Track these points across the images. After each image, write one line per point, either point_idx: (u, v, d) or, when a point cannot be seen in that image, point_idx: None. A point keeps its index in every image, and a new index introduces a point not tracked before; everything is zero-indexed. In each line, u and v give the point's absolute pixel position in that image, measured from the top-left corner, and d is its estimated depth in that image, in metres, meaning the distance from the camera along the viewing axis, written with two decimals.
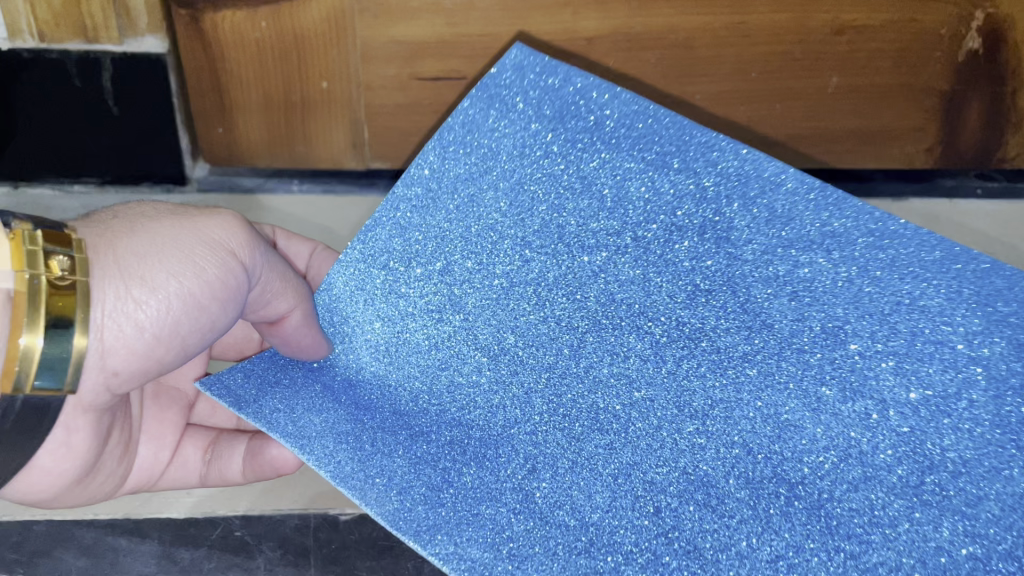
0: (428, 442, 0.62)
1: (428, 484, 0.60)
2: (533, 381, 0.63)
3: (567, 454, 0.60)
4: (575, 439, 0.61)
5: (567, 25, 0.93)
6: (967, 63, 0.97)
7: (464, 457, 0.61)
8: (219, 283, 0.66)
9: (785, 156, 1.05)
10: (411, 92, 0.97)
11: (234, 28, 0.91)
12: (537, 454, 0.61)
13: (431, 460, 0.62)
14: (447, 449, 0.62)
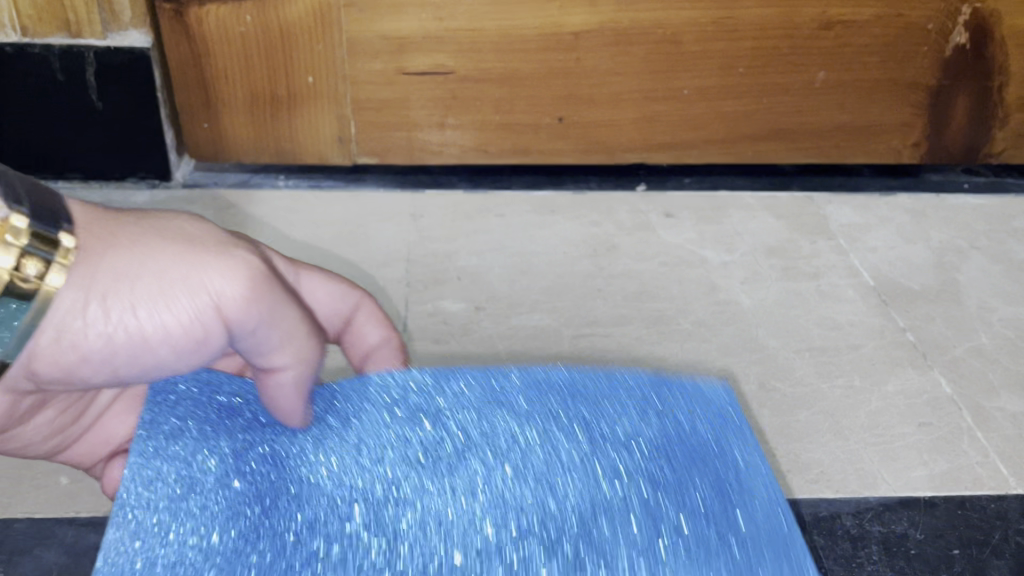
0: (195, 495, 0.42)
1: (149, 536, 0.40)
2: (355, 519, 0.41)
3: (338, 550, 0.40)
4: (369, 542, 0.40)
5: (554, 19, 0.93)
6: (955, 57, 0.98)
7: (227, 521, 0.41)
8: (192, 332, 0.44)
9: (775, 154, 1.05)
10: (399, 87, 0.97)
11: (219, 21, 0.91)
12: (313, 540, 0.40)
13: (182, 515, 0.41)
14: (227, 504, 0.42)
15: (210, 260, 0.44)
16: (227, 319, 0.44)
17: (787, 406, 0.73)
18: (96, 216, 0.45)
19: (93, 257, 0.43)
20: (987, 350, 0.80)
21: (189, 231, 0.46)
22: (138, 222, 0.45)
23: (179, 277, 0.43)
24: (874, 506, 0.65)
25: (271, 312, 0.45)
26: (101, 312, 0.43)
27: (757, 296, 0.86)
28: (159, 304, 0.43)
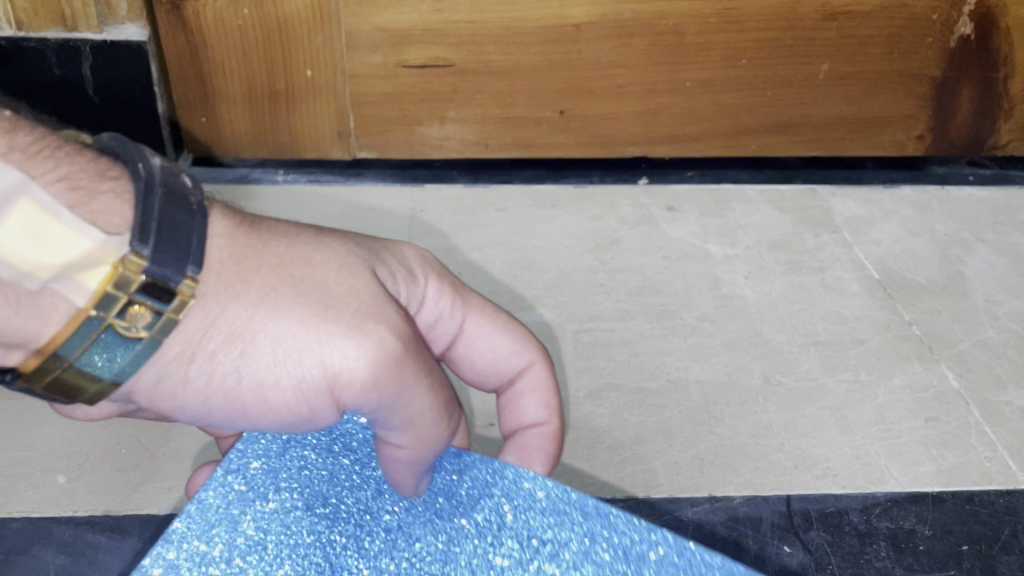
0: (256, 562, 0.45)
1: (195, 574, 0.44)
2: None
3: None
4: None
5: (555, 11, 0.92)
6: (960, 49, 0.97)
7: None
8: (302, 401, 0.42)
9: (779, 148, 1.04)
10: (398, 80, 0.96)
11: (216, 14, 0.90)
12: None
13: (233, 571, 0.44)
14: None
15: (338, 330, 0.41)
16: (349, 398, 0.42)
17: (792, 401, 0.72)
18: (237, 249, 0.42)
19: (213, 306, 0.40)
20: (993, 343, 0.79)
21: (329, 288, 0.42)
22: (273, 270, 0.42)
23: (303, 339, 0.41)
24: (881, 502, 0.64)
25: (400, 395, 0.42)
26: (203, 363, 0.41)
27: (761, 291, 0.85)
28: (271, 367, 0.41)
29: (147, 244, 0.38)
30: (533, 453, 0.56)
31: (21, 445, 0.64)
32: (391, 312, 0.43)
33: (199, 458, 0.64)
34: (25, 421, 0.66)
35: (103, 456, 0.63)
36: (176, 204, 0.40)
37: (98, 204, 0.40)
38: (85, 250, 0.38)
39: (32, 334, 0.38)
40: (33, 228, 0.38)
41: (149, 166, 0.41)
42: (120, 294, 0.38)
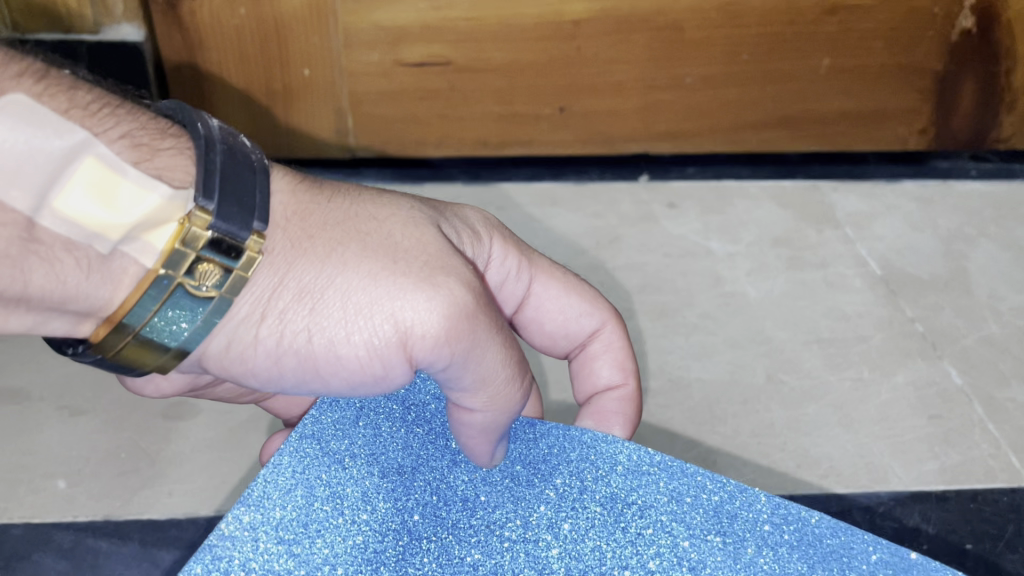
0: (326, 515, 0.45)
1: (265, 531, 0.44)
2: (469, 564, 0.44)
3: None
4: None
5: (554, 7, 0.91)
6: (961, 42, 0.97)
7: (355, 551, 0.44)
8: (374, 353, 0.43)
9: (779, 143, 1.03)
10: (396, 78, 0.95)
11: (212, 13, 0.89)
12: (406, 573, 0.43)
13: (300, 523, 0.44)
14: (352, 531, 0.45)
15: (408, 284, 0.42)
16: (419, 355, 0.43)
17: (795, 399, 0.72)
18: (302, 206, 0.43)
19: (280, 262, 0.42)
20: (997, 339, 0.78)
21: (395, 242, 0.43)
22: (341, 226, 0.43)
23: (373, 293, 0.42)
24: (886, 501, 0.64)
25: (469, 354, 0.43)
26: (275, 320, 0.42)
27: (764, 288, 0.85)
28: (343, 323, 0.42)
29: (212, 199, 0.39)
30: (611, 417, 0.59)
31: (21, 450, 0.64)
32: (458, 266, 0.44)
33: (199, 461, 0.63)
34: (25, 425, 0.65)
35: (103, 460, 0.63)
36: (235, 159, 0.41)
37: (163, 162, 0.40)
38: (154, 209, 0.39)
39: (110, 297, 0.40)
40: (101, 189, 0.39)
41: (206, 124, 0.42)
42: (189, 252, 0.39)
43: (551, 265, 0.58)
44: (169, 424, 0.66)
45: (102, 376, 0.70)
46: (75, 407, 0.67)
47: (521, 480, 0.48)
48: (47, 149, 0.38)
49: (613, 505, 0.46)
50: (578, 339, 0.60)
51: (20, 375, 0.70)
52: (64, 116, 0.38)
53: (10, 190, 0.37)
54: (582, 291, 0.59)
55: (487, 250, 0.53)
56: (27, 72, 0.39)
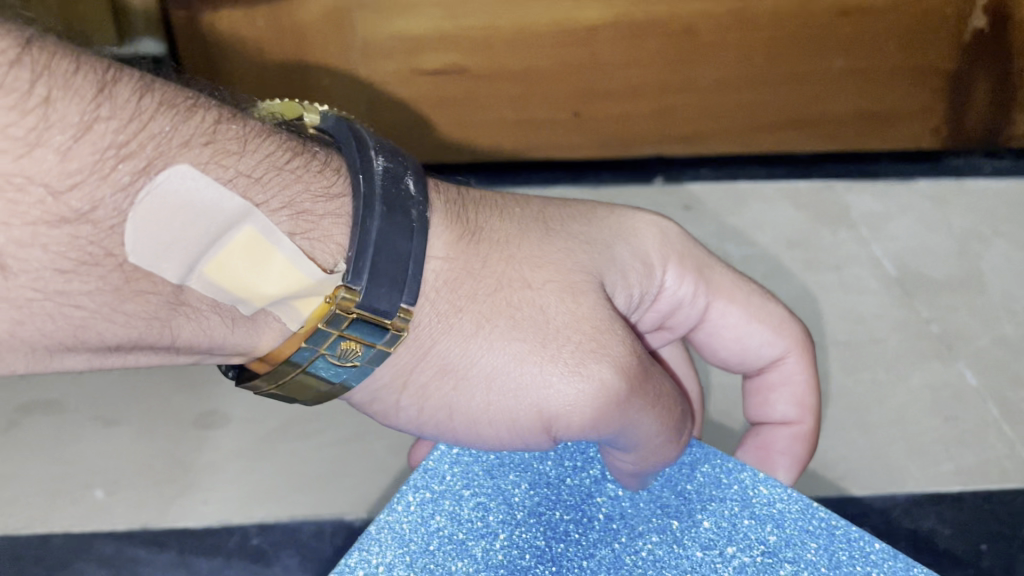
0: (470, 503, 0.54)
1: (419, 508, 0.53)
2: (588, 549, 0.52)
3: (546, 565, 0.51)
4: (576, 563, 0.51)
5: (569, 14, 0.92)
6: (974, 41, 0.97)
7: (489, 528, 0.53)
8: (534, 421, 0.50)
9: (794, 143, 1.04)
10: (415, 86, 0.97)
11: (232, 26, 0.91)
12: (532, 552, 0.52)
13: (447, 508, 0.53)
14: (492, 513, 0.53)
15: (559, 366, 0.49)
16: (561, 427, 0.50)
17: (812, 402, 0.73)
18: (457, 274, 0.50)
19: (425, 334, 0.49)
20: (1011, 338, 0.79)
21: (547, 317, 0.50)
22: (492, 297, 0.50)
23: (519, 372, 0.49)
24: (900, 504, 0.65)
25: (615, 426, 0.50)
26: (421, 386, 0.51)
27: (780, 291, 0.86)
28: (485, 399, 0.50)
29: (362, 279, 0.44)
30: (777, 455, 0.66)
31: (60, 460, 0.66)
32: (616, 346, 0.50)
33: (232, 470, 0.65)
34: (62, 436, 0.67)
35: (138, 469, 0.65)
36: (394, 223, 0.45)
37: (319, 232, 0.46)
38: (299, 286, 0.45)
39: (250, 345, 0.47)
40: (252, 257, 0.43)
41: (368, 176, 0.46)
42: (332, 330, 0.45)
43: (733, 287, 0.64)
44: (201, 432, 0.68)
45: (133, 385, 0.72)
46: (108, 417, 0.69)
47: (669, 509, 0.54)
48: (209, 223, 0.42)
49: (763, 560, 0.50)
50: (755, 362, 0.66)
51: (53, 386, 0.71)
52: (227, 186, 0.42)
53: (167, 265, 0.41)
54: (761, 319, 0.64)
55: (659, 280, 0.60)
56: (195, 137, 0.42)
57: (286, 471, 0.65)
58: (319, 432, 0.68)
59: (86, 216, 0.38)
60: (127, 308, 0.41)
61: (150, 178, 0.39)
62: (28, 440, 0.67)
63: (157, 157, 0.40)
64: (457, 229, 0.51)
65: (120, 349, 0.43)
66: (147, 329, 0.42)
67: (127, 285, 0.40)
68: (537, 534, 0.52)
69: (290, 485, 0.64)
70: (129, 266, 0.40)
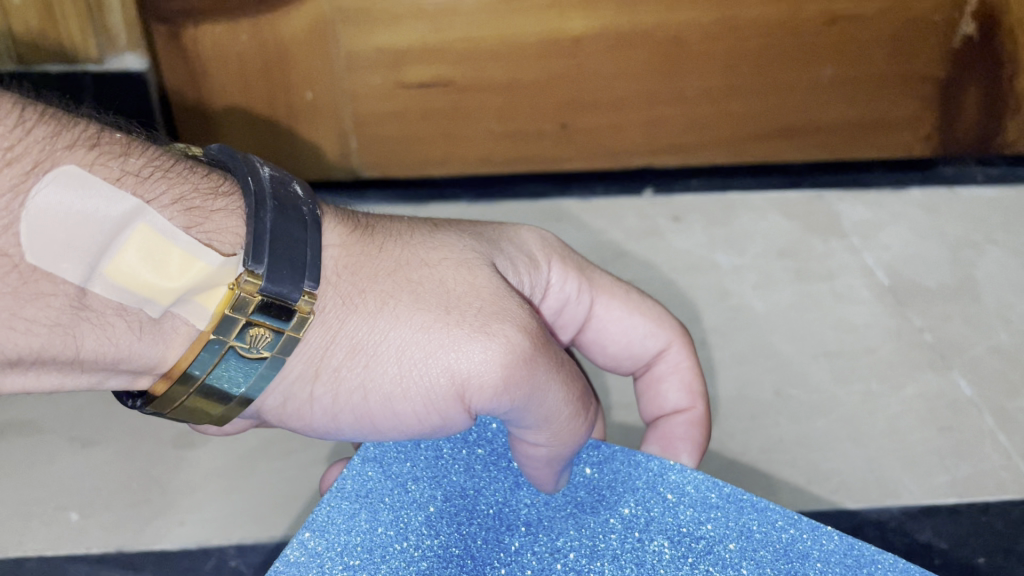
0: (403, 510, 0.55)
1: (352, 520, 0.54)
2: (523, 554, 0.54)
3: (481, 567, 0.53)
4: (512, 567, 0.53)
5: (554, 25, 0.91)
6: (963, 48, 0.96)
7: (424, 536, 0.54)
8: (445, 392, 0.51)
9: (782, 153, 1.04)
10: (399, 99, 0.96)
11: (215, 42, 0.90)
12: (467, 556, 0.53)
13: (380, 517, 0.54)
14: (427, 520, 0.54)
15: (462, 334, 0.51)
16: (478, 398, 0.51)
17: (804, 413, 0.71)
18: (354, 259, 0.52)
19: (332, 318, 0.50)
20: (1007, 348, 0.78)
21: (447, 288, 0.52)
22: (391, 278, 0.52)
23: (428, 342, 0.51)
24: (896, 516, 0.64)
25: (528, 393, 0.51)
26: (329, 379, 0.51)
27: (770, 300, 0.85)
28: (397, 377, 0.51)
29: (261, 263, 0.46)
30: (677, 444, 0.64)
31: (35, 482, 0.64)
32: (513, 309, 0.52)
33: (211, 490, 0.64)
34: (37, 457, 0.66)
35: (114, 490, 0.63)
36: (286, 215, 0.48)
37: (213, 226, 0.48)
38: (202, 275, 0.47)
39: (160, 356, 0.48)
40: (149, 254, 0.46)
41: (258, 178, 0.50)
42: (238, 316, 0.46)
43: (615, 287, 0.68)
44: (179, 452, 0.66)
45: (111, 405, 0.71)
46: (86, 438, 0.67)
47: (586, 506, 0.56)
48: (97, 219, 0.44)
49: (680, 540, 0.54)
50: (644, 358, 0.69)
51: (29, 406, 0.70)
52: (116, 184, 0.45)
53: (64, 263, 0.44)
54: (645, 313, 0.68)
55: (546, 275, 0.63)
56: (80, 142, 0.46)
57: (267, 492, 0.64)
58: (303, 450, 0.67)
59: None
60: (28, 312, 0.44)
61: (35, 178, 0.43)
62: (2, 462, 0.65)
63: (45, 159, 0.44)
64: (346, 225, 0.54)
65: (27, 362, 0.45)
66: (52, 335, 0.45)
67: (25, 287, 0.43)
68: (460, 539, 0.54)
69: (271, 506, 0.63)
70: (26, 266, 0.43)
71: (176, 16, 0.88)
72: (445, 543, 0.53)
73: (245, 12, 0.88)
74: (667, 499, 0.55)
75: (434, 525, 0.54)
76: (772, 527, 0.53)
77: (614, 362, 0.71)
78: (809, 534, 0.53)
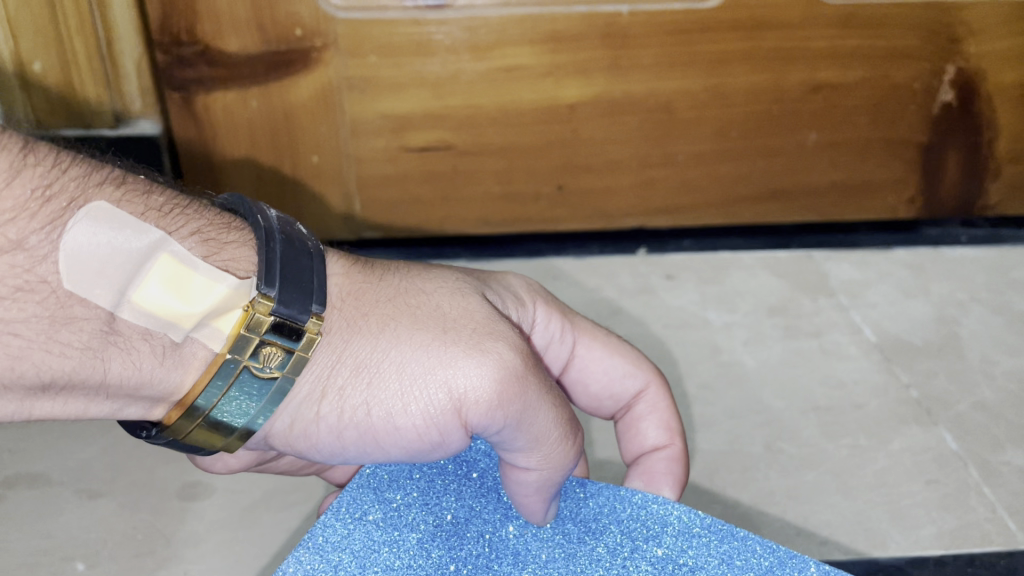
0: (395, 533, 0.55)
1: (344, 541, 0.54)
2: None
3: None
4: None
5: (549, 93, 0.95)
6: (943, 115, 1.00)
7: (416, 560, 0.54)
8: (443, 411, 0.50)
9: (771, 215, 1.07)
10: (401, 163, 0.99)
11: (225, 109, 0.94)
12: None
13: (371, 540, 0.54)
14: (419, 543, 0.55)
15: (457, 350, 0.50)
16: (473, 415, 0.50)
17: (793, 467, 0.73)
18: (355, 286, 0.52)
19: (337, 340, 0.50)
20: (991, 404, 0.80)
21: (444, 312, 0.52)
22: (392, 302, 0.52)
23: (428, 359, 0.50)
24: (886, 568, 0.64)
25: (520, 411, 0.50)
26: (334, 397, 0.50)
27: (760, 357, 0.87)
28: (398, 394, 0.50)
29: (273, 287, 0.48)
30: (657, 478, 0.64)
31: (42, 533, 0.65)
32: (503, 331, 0.52)
33: (214, 542, 0.65)
34: (45, 510, 0.67)
35: (119, 541, 0.65)
36: (293, 246, 0.50)
37: (228, 255, 0.49)
38: (223, 297, 0.47)
39: (179, 382, 0.48)
40: (174, 279, 0.46)
41: (266, 217, 0.51)
42: (253, 336, 0.47)
43: (595, 330, 0.67)
44: (184, 504, 0.68)
45: (118, 459, 0.72)
46: (92, 490, 0.69)
47: (573, 537, 0.56)
48: (128, 248, 0.45)
49: (666, 566, 0.54)
50: (623, 399, 0.68)
51: (40, 461, 0.72)
52: (141, 216, 0.46)
53: (97, 289, 0.44)
54: (626, 353, 0.67)
55: (530, 312, 0.62)
56: (106, 180, 0.47)
57: (267, 543, 0.65)
58: (304, 502, 0.69)
59: (20, 245, 0.42)
60: (62, 336, 0.44)
61: (72, 211, 0.44)
62: (10, 514, 0.67)
63: (79, 194, 0.45)
64: (347, 259, 0.55)
65: (55, 388, 0.45)
66: (82, 359, 0.44)
67: (60, 313, 0.43)
68: (451, 562, 0.54)
69: (269, 555, 0.64)
70: (63, 292, 0.43)
71: (189, 84, 0.91)
72: (436, 565, 0.54)
73: (255, 80, 0.92)
74: (653, 527, 0.56)
75: (425, 548, 0.55)
76: (754, 555, 0.54)
77: (595, 404, 0.70)
78: (790, 563, 0.53)
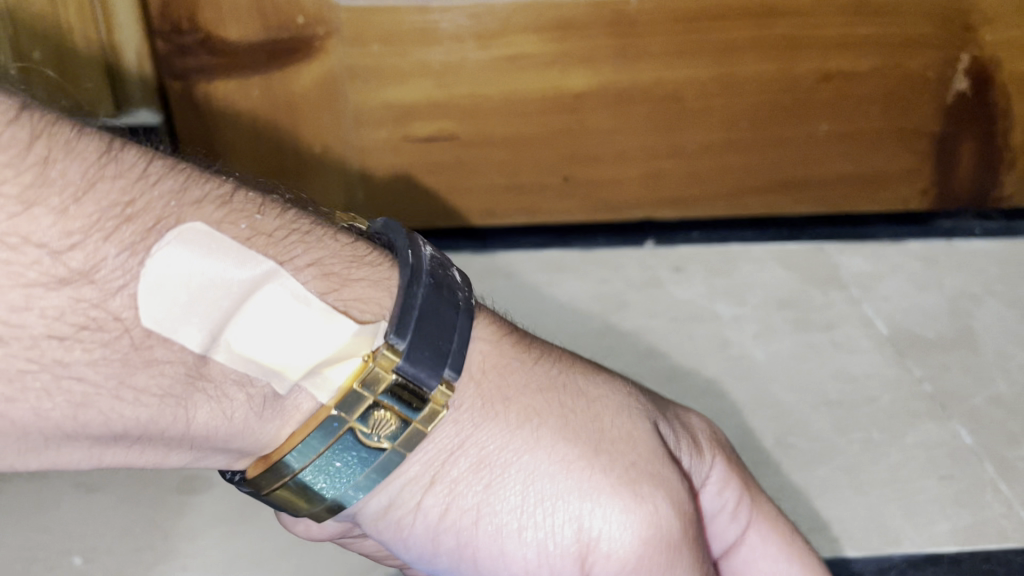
0: None
1: None
2: None
3: None
4: None
5: (555, 81, 0.94)
6: (957, 104, 0.99)
7: None
8: (571, 544, 0.51)
9: (781, 206, 1.05)
10: (405, 153, 0.98)
11: (227, 97, 0.92)
12: None
13: None
14: None
15: (604, 487, 0.51)
16: (599, 569, 0.51)
17: (804, 462, 0.71)
18: (506, 365, 0.53)
19: (467, 426, 0.51)
20: (1006, 398, 0.78)
21: (599, 434, 0.53)
22: (543, 396, 0.53)
23: (563, 484, 0.51)
24: (898, 565, 0.63)
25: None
26: (447, 488, 0.51)
27: (770, 350, 0.85)
28: (520, 506, 0.51)
29: (405, 339, 0.46)
30: None
31: (39, 527, 0.64)
32: (668, 480, 0.53)
33: (214, 535, 0.64)
34: (43, 502, 0.66)
35: (118, 535, 0.64)
36: (441, 295, 0.49)
37: (349, 294, 0.48)
38: (340, 345, 0.47)
39: (273, 433, 0.47)
40: (281, 323, 0.46)
41: (418, 255, 0.50)
42: (367, 393, 0.46)
43: (763, 503, 0.63)
44: (183, 497, 0.67)
45: None
46: (91, 483, 0.68)
47: None
48: (225, 282, 0.44)
49: None
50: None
51: None
52: (246, 248, 0.45)
53: (182, 328, 0.43)
54: (792, 542, 0.62)
55: (707, 468, 0.61)
56: (207, 200, 0.45)
57: (266, 536, 0.64)
58: None
59: (88, 276, 0.40)
60: (137, 380, 0.42)
61: (156, 236, 0.42)
62: (7, 508, 0.66)
63: (168, 216, 0.43)
64: (500, 329, 0.56)
65: (134, 433, 0.44)
66: (161, 406, 0.43)
67: (137, 353, 0.42)
68: None
69: (268, 547, 0.63)
70: (139, 331, 0.42)
71: (190, 73, 0.90)
72: None
73: (257, 69, 0.91)
74: None
75: None
76: None
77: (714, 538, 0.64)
78: None
